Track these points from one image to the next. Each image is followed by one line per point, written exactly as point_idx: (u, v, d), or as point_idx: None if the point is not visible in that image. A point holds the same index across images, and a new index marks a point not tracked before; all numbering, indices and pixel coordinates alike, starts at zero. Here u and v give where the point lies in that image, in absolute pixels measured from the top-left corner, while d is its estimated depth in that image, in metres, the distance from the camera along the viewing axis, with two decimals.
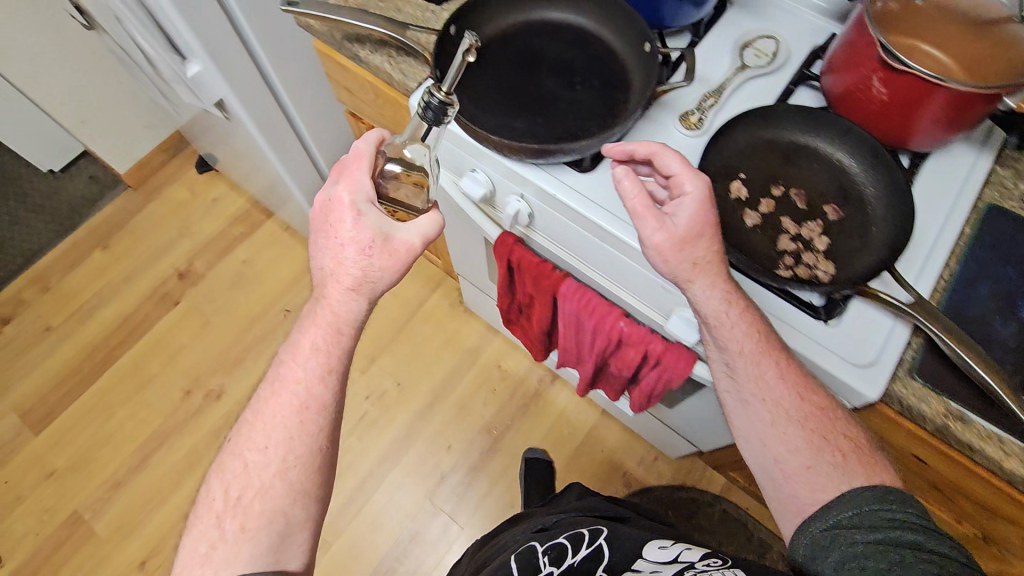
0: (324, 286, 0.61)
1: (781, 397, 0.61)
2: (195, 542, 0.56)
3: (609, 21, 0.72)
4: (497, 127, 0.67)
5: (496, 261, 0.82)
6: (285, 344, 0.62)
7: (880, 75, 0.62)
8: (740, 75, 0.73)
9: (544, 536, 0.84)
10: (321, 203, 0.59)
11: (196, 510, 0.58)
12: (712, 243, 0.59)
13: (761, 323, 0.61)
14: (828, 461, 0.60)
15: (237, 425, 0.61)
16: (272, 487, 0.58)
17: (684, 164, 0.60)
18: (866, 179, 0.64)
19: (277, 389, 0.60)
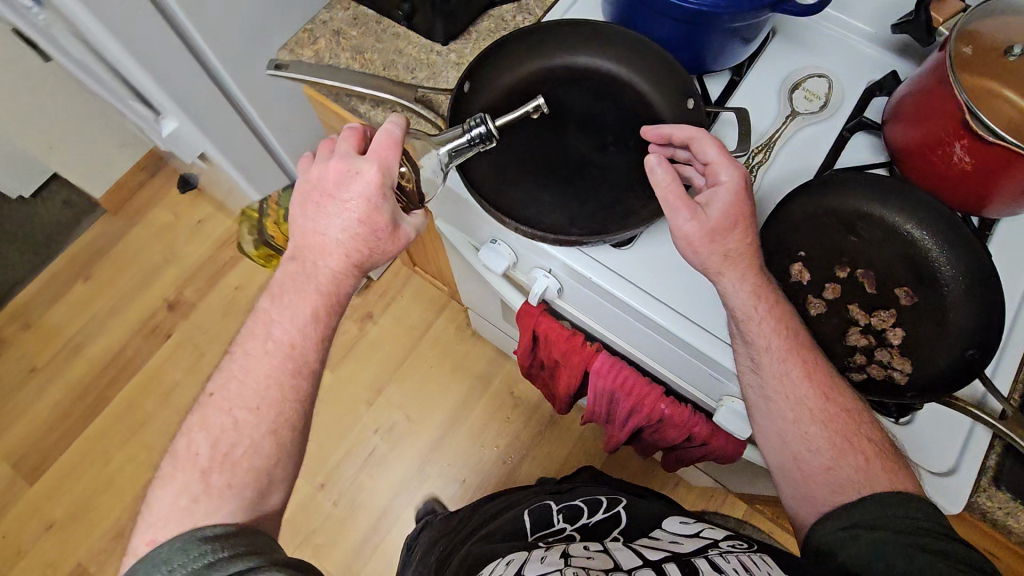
0: (319, 253, 0.55)
1: (808, 398, 0.53)
2: (166, 493, 0.49)
3: (643, 66, 0.62)
4: (524, 204, 0.59)
5: (519, 329, 0.74)
6: (269, 300, 0.55)
7: (964, 143, 0.54)
8: (791, 124, 0.65)
9: (559, 496, 0.86)
10: (338, 166, 0.53)
11: (168, 460, 0.51)
12: (745, 236, 0.53)
13: (828, 376, 0.53)
14: (851, 464, 0.51)
15: (218, 375, 0.54)
16: (262, 445, 0.52)
17: (722, 151, 0.52)
18: (939, 252, 0.56)
19: (270, 347, 0.54)
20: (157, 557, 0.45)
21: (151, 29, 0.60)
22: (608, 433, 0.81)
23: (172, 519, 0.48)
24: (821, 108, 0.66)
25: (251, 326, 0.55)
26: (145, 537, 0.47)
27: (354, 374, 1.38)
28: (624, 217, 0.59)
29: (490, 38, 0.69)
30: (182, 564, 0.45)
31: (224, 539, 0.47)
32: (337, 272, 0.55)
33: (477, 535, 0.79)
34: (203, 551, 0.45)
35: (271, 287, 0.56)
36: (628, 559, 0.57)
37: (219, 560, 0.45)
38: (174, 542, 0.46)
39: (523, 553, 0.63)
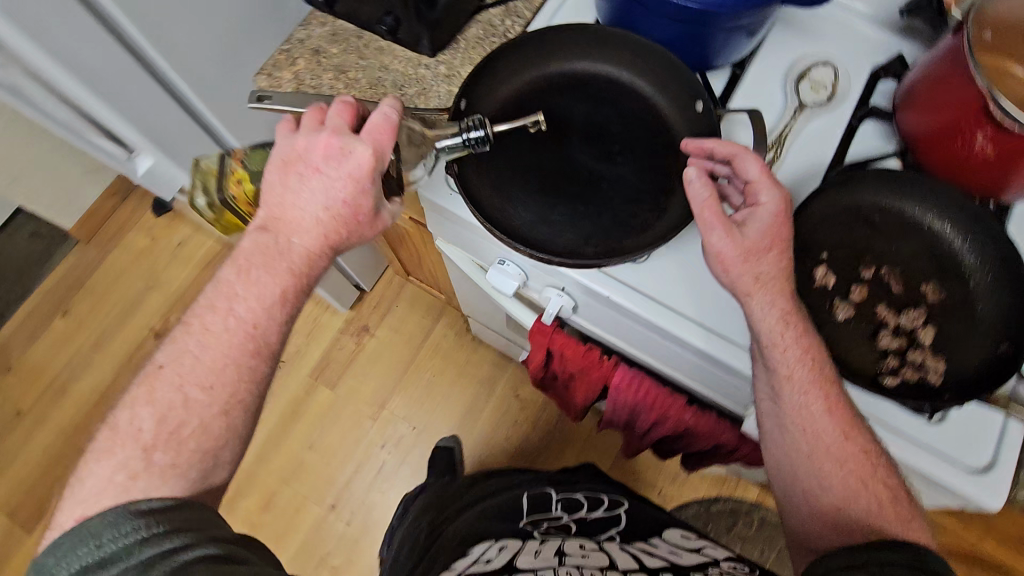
0: (293, 228, 0.51)
1: (829, 433, 0.51)
2: (103, 467, 0.46)
3: (645, 67, 0.59)
4: (533, 225, 0.57)
5: (531, 346, 0.71)
6: (234, 272, 0.51)
7: (987, 131, 0.51)
8: (800, 117, 0.63)
9: (561, 488, 0.88)
10: (335, 142, 0.49)
11: (109, 430, 0.49)
12: (781, 260, 0.51)
13: (850, 417, 0.52)
14: (863, 507, 0.51)
15: (171, 346, 0.50)
16: (212, 425, 0.49)
17: (764, 172, 0.52)
18: (964, 245, 0.55)
19: (229, 326, 0.50)
20: (87, 533, 0.43)
21: (115, 64, 0.55)
22: (626, 439, 0.80)
23: (109, 495, 0.46)
24: (829, 98, 0.64)
25: (211, 295, 0.51)
26: (77, 511, 0.45)
27: (355, 390, 1.35)
28: (638, 232, 0.56)
29: (480, 46, 0.66)
30: (113, 539, 0.43)
31: (159, 514, 0.45)
32: (310, 252, 0.51)
33: (472, 508, 0.82)
34: (136, 526, 0.44)
35: (236, 258, 0.51)
36: (624, 563, 0.62)
37: (152, 535, 0.44)
38: (104, 516, 0.44)
39: (517, 542, 0.67)
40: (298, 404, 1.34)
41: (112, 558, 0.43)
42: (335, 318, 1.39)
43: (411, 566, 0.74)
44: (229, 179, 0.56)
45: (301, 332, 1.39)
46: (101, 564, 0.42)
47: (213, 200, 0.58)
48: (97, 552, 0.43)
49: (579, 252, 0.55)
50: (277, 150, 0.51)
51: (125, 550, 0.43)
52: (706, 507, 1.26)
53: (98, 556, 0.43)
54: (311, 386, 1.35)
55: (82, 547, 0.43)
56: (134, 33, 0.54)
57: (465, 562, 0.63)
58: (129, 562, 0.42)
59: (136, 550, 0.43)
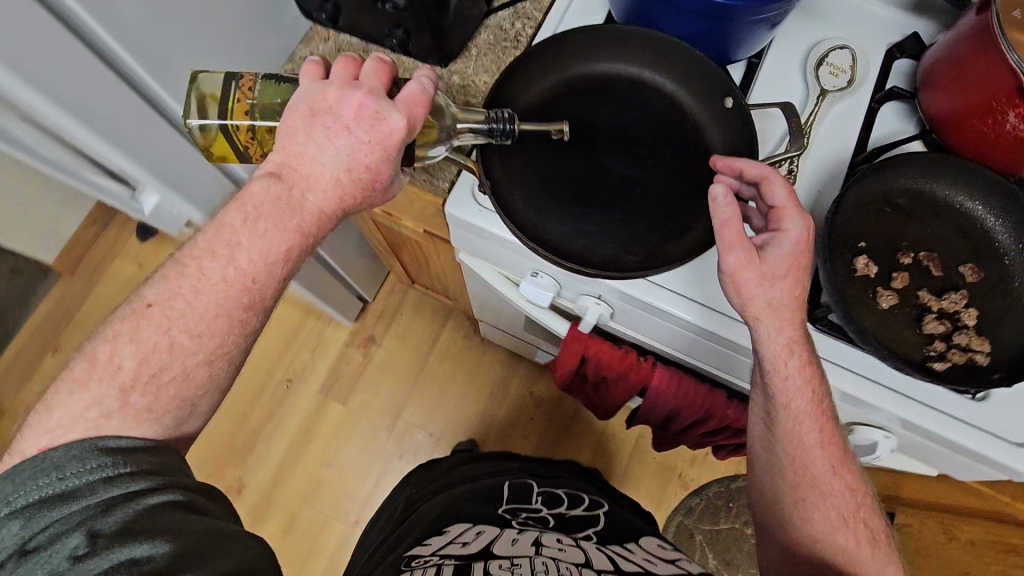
0: (306, 176, 0.46)
1: (820, 464, 0.56)
2: (74, 400, 0.42)
3: (668, 65, 0.58)
4: (569, 237, 0.55)
5: (563, 355, 0.69)
6: (239, 217, 0.45)
7: (1020, 109, 0.51)
8: (824, 104, 0.61)
9: (544, 480, 0.90)
10: (369, 103, 0.45)
11: (85, 359, 0.44)
12: (794, 289, 0.51)
13: (840, 454, 0.57)
14: (841, 541, 0.56)
15: (161, 282, 0.45)
16: (194, 373, 0.45)
17: (792, 199, 0.51)
18: (998, 223, 0.55)
19: (227, 275, 0.45)
20: (49, 463, 0.39)
21: (111, 97, 0.51)
22: (659, 435, 0.81)
23: (76, 430, 0.42)
24: (849, 82, 0.63)
25: (210, 235, 0.45)
26: (42, 439, 0.41)
27: (368, 402, 1.33)
28: (677, 237, 0.56)
29: (492, 51, 0.63)
30: (76, 473, 0.40)
31: (130, 454, 0.42)
32: (322, 211, 0.47)
33: (454, 492, 0.86)
34: (102, 463, 0.40)
35: (244, 203, 0.45)
36: (598, 563, 0.64)
37: (119, 474, 0.41)
38: (70, 447, 0.40)
39: (495, 529, 0.72)
40: (310, 422, 1.32)
41: (71, 492, 0.39)
42: (339, 331, 1.37)
43: (390, 540, 0.81)
44: (234, 104, 0.47)
45: (306, 349, 1.36)
46: (58, 498, 0.39)
47: (208, 127, 0.47)
48: (55, 485, 0.39)
49: (620, 262, 0.54)
50: (300, 99, 0.46)
51: (88, 485, 0.39)
52: (726, 486, 1.28)
53: (55, 490, 0.39)
54: (322, 403, 1.33)
55: (39, 478, 0.39)
56: (128, 59, 0.51)
57: (440, 543, 0.69)
58: (91, 498, 0.39)
59: (99, 487, 0.39)
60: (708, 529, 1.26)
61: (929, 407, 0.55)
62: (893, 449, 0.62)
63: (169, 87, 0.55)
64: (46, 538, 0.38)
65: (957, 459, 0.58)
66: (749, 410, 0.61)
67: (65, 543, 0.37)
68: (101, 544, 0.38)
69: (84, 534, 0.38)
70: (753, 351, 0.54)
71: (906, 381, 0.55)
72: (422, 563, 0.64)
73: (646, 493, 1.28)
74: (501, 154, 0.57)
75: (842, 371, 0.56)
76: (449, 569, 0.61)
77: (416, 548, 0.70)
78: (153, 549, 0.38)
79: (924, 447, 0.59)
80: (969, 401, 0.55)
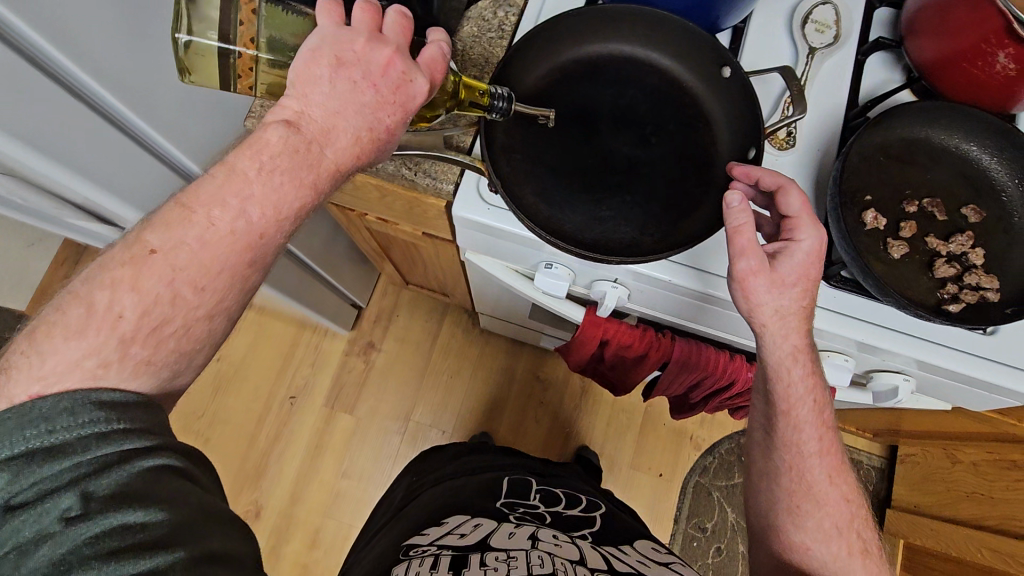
0: (324, 128, 0.42)
1: (816, 471, 0.60)
2: (71, 348, 0.38)
3: (660, 42, 0.59)
4: (584, 224, 0.55)
5: (580, 342, 0.70)
6: (254, 165, 0.41)
7: (1009, 50, 0.52)
8: (815, 64, 0.62)
9: (544, 479, 0.92)
10: (397, 62, 0.43)
11: (78, 304, 0.39)
12: (803, 298, 0.53)
13: (838, 463, 0.61)
14: (833, 546, 0.59)
15: (163, 228, 0.40)
16: (195, 328, 0.42)
17: (806, 210, 0.52)
18: (993, 160, 0.58)
19: (237, 228, 0.41)
20: (37, 414, 0.35)
21: (83, 131, 0.47)
22: (680, 404, 0.83)
23: (71, 379, 0.38)
24: (836, 38, 0.62)
25: (219, 180, 0.41)
26: (33, 387, 0.37)
27: (376, 409, 1.32)
28: (689, 213, 0.56)
29: (477, 44, 0.62)
30: (68, 427, 0.36)
31: (124, 410, 0.38)
32: (339, 168, 0.44)
33: (452, 484, 0.88)
34: (96, 419, 0.37)
35: (259, 151, 0.41)
36: (593, 560, 0.67)
37: (113, 431, 0.37)
38: (60, 398, 0.36)
39: (491, 521, 0.74)
40: (320, 436, 1.30)
41: (63, 447, 0.35)
42: (337, 341, 1.35)
43: (386, 527, 0.83)
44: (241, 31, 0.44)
45: (306, 364, 1.34)
46: (49, 452, 0.35)
47: (207, 49, 0.44)
48: (45, 438, 0.35)
49: (639, 244, 0.55)
50: (324, 44, 0.42)
51: (81, 441, 0.36)
52: (737, 442, 1.31)
53: (45, 443, 0.35)
54: (329, 416, 1.31)
55: (26, 428, 0.35)
56: (82, 77, 0.44)
57: (439, 532, 0.72)
58: (84, 455, 0.36)
59: (92, 444, 0.36)
60: (724, 485, 1.29)
61: (940, 344, 0.56)
62: (911, 393, 0.64)
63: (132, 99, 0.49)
64: (35, 493, 0.34)
65: (971, 393, 0.60)
66: (752, 416, 0.65)
67: (56, 502, 0.34)
68: (92, 508, 0.34)
69: (77, 495, 0.34)
70: (759, 352, 0.58)
71: (920, 327, 0.57)
72: (420, 552, 0.66)
73: (661, 461, 1.31)
74: (505, 150, 0.56)
75: (857, 327, 0.57)
76: (446, 560, 0.63)
77: (414, 537, 0.72)
78: (148, 516, 0.36)
79: (939, 385, 0.61)
80: (978, 337, 0.56)
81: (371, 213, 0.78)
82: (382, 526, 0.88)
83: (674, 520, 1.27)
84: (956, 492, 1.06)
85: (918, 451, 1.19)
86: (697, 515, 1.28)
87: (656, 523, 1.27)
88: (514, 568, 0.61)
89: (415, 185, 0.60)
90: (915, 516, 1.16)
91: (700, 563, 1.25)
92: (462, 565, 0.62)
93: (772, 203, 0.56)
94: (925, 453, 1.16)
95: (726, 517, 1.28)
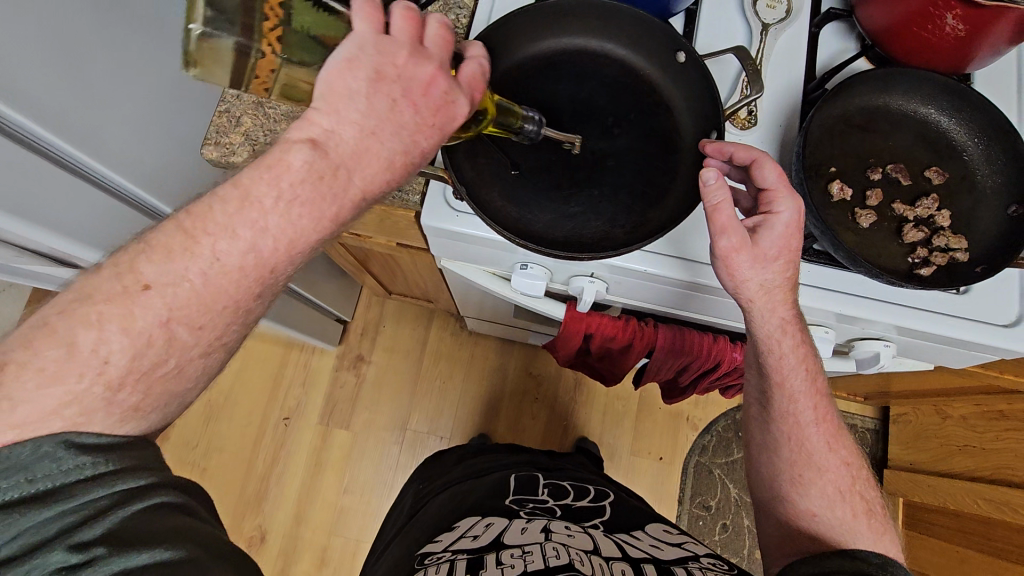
0: (353, 149, 0.41)
1: (815, 439, 0.61)
2: (47, 395, 0.35)
3: (615, 32, 0.58)
4: (554, 222, 0.55)
5: (564, 338, 0.71)
6: (272, 193, 0.39)
7: (958, 12, 0.52)
8: (769, 39, 0.62)
9: (550, 473, 0.93)
10: (440, 82, 0.42)
11: (56, 343, 0.36)
12: (787, 271, 0.54)
13: (836, 431, 0.62)
14: (841, 515, 0.59)
15: (161, 257, 0.38)
16: (189, 368, 0.40)
17: (782, 181, 0.52)
18: (952, 121, 0.59)
19: (246, 262, 0.39)
20: (14, 463, 0.34)
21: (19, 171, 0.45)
22: (671, 390, 0.83)
23: (49, 427, 0.35)
24: (787, 12, 0.62)
25: (231, 207, 0.39)
26: (6, 434, 0.34)
27: (372, 421, 1.31)
28: (659, 200, 0.56)
29: None
30: (49, 474, 0.34)
31: (111, 450, 0.37)
32: (364, 195, 0.42)
33: (458, 489, 0.88)
34: (81, 463, 0.35)
35: (280, 176, 0.39)
36: (607, 549, 0.67)
37: (99, 474, 0.35)
38: (39, 443, 0.35)
39: (503, 519, 0.74)
40: (318, 455, 1.29)
41: (46, 494, 0.34)
42: (325, 358, 1.34)
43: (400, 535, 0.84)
44: (266, 26, 0.38)
45: (297, 384, 1.33)
46: (30, 500, 0.33)
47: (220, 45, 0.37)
48: (25, 487, 0.33)
49: (610, 237, 0.55)
50: (364, 53, 0.40)
51: (65, 487, 0.34)
52: (733, 417, 1.32)
53: (23, 494, 0.33)
54: (325, 433, 1.30)
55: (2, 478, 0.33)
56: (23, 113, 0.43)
57: (453, 537, 0.71)
58: (71, 501, 0.34)
59: (79, 488, 0.34)
60: (724, 462, 1.30)
61: (920, 306, 0.57)
62: (894, 356, 0.64)
63: (73, 125, 0.47)
64: (19, 548, 0.33)
65: (954, 352, 0.60)
66: (747, 391, 0.66)
67: (47, 557, 0.33)
68: (91, 555, 0.33)
69: (69, 548, 0.33)
70: (749, 328, 0.58)
71: (896, 290, 0.57)
72: (436, 559, 0.66)
73: (660, 443, 1.32)
74: (468, 155, 0.56)
75: (834, 295, 0.58)
76: (464, 562, 0.63)
77: (428, 545, 0.72)
78: (155, 557, 0.34)
79: (920, 347, 0.62)
80: (950, 296, 0.57)
81: (342, 229, 0.77)
82: (395, 535, 0.88)
83: (678, 502, 1.28)
84: (950, 447, 1.07)
85: (910, 410, 1.21)
86: (701, 494, 1.29)
87: (660, 504, 1.28)
88: (531, 562, 0.62)
89: (380, 199, 0.59)
90: (912, 473, 1.17)
91: (708, 540, 1.27)
92: (479, 566, 0.62)
93: (749, 178, 0.56)
94: (916, 411, 1.18)
95: (728, 493, 1.29)
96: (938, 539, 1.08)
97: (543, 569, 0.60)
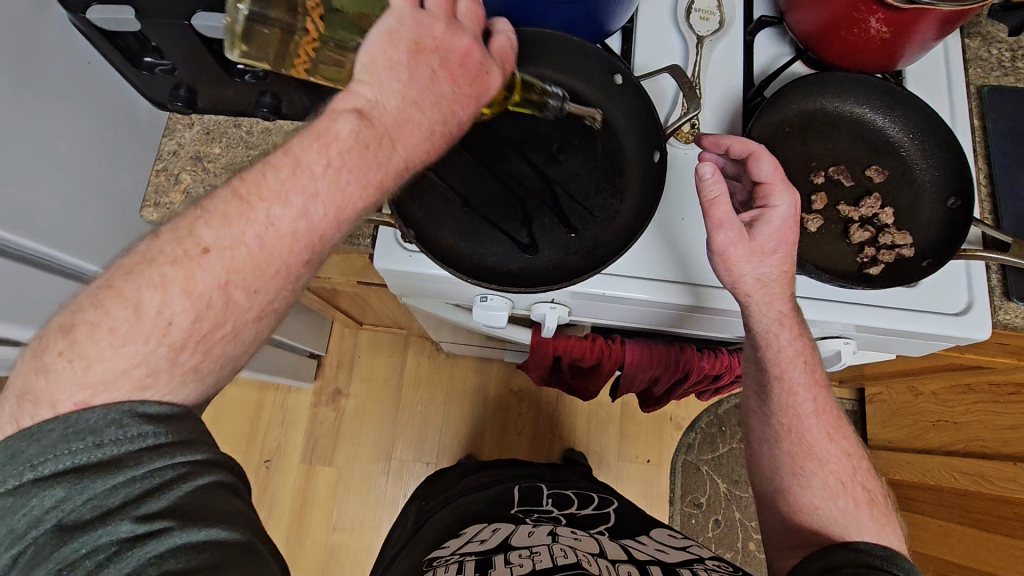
0: (386, 120, 0.39)
1: (815, 431, 0.61)
2: (121, 353, 0.34)
3: (546, 59, 0.58)
4: (505, 255, 0.56)
5: (534, 360, 0.71)
6: (322, 161, 0.38)
7: (880, 15, 0.52)
8: (704, 53, 0.62)
9: (553, 484, 0.93)
10: (475, 52, 0.42)
11: (124, 304, 0.35)
12: (785, 263, 0.54)
13: (836, 419, 0.62)
14: (840, 501, 0.58)
15: (219, 221, 0.36)
16: (245, 331, 0.38)
17: (779, 173, 0.53)
18: (887, 121, 0.60)
19: (297, 229, 0.37)
20: (85, 425, 0.33)
21: None
22: (646, 400, 0.83)
23: (117, 389, 0.34)
24: (720, 23, 0.63)
25: (282, 175, 0.37)
26: (79, 394, 0.34)
27: (359, 451, 1.29)
28: (610, 220, 0.57)
29: None
30: (116, 440, 0.33)
31: (174, 421, 0.35)
32: (407, 167, 0.41)
33: (462, 501, 0.87)
34: (143, 432, 0.34)
35: (329, 145, 0.38)
36: (613, 552, 0.67)
37: (161, 444, 0.34)
38: (108, 409, 0.33)
39: (509, 524, 0.74)
40: (306, 491, 1.27)
41: (114, 462, 0.33)
42: (302, 395, 1.32)
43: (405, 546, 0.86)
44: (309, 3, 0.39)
45: (275, 423, 1.30)
46: (98, 466, 0.32)
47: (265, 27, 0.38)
48: (92, 452, 0.33)
49: (565, 265, 0.55)
50: (402, 27, 0.41)
51: (131, 456, 0.33)
52: (714, 412, 1.34)
53: (93, 458, 0.33)
54: (309, 470, 1.28)
55: (71, 441, 0.33)
56: None
57: (459, 543, 0.70)
58: (137, 470, 0.33)
59: (143, 457, 0.33)
60: (710, 458, 1.31)
61: (884, 298, 0.57)
62: (855, 351, 0.65)
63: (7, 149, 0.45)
64: (92, 512, 0.32)
65: (912, 343, 0.61)
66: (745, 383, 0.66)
67: (116, 525, 0.32)
68: (157, 526, 0.32)
69: (135, 518, 0.32)
70: (747, 322, 0.58)
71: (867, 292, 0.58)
72: (444, 561, 0.65)
73: (646, 445, 1.32)
74: (415, 194, 0.56)
75: (806, 295, 0.59)
76: (471, 564, 0.62)
77: (434, 551, 0.71)
78: (210, 535, 0.33)
79: (880, 342, 0.63)
80: (902, 290, 0.58)
81: None
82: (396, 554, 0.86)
83: (670, 502, 1.29)
84: (924, 423, 1.10)
85: (884, 390, 1.24)
86: (691, 492, 1.30)
87: (653, 506, 1.28)
88: (539, 562, 0.61)
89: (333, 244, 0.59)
90: (891, 451, 1.20)
91: (702, 537, 1.27)
92: (488, 565, 0.61)
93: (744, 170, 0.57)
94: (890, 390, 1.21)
95: (717, 488, 1.30)
96: (919, 514, 1.10)
97: (552, 568, 0.60)
